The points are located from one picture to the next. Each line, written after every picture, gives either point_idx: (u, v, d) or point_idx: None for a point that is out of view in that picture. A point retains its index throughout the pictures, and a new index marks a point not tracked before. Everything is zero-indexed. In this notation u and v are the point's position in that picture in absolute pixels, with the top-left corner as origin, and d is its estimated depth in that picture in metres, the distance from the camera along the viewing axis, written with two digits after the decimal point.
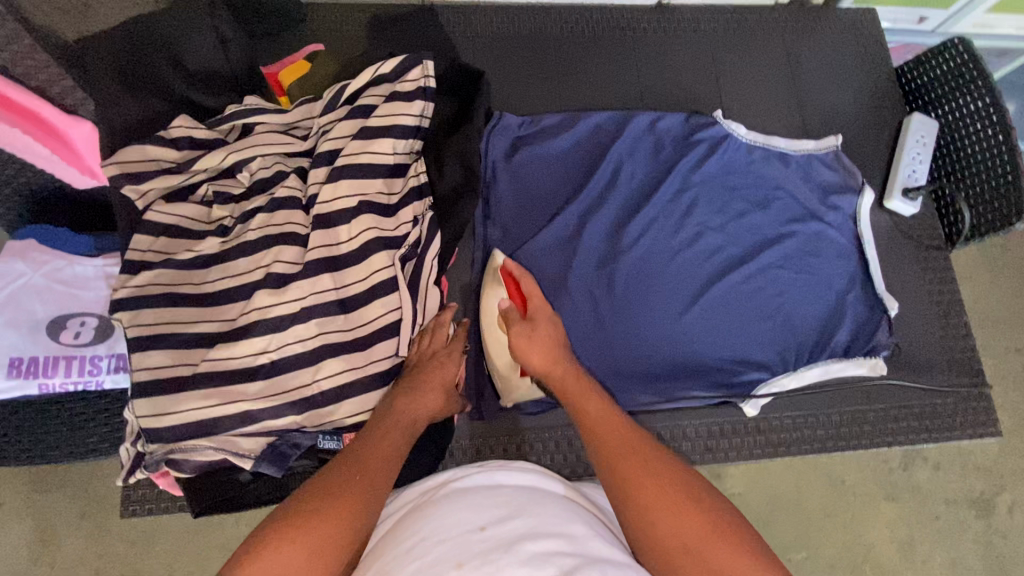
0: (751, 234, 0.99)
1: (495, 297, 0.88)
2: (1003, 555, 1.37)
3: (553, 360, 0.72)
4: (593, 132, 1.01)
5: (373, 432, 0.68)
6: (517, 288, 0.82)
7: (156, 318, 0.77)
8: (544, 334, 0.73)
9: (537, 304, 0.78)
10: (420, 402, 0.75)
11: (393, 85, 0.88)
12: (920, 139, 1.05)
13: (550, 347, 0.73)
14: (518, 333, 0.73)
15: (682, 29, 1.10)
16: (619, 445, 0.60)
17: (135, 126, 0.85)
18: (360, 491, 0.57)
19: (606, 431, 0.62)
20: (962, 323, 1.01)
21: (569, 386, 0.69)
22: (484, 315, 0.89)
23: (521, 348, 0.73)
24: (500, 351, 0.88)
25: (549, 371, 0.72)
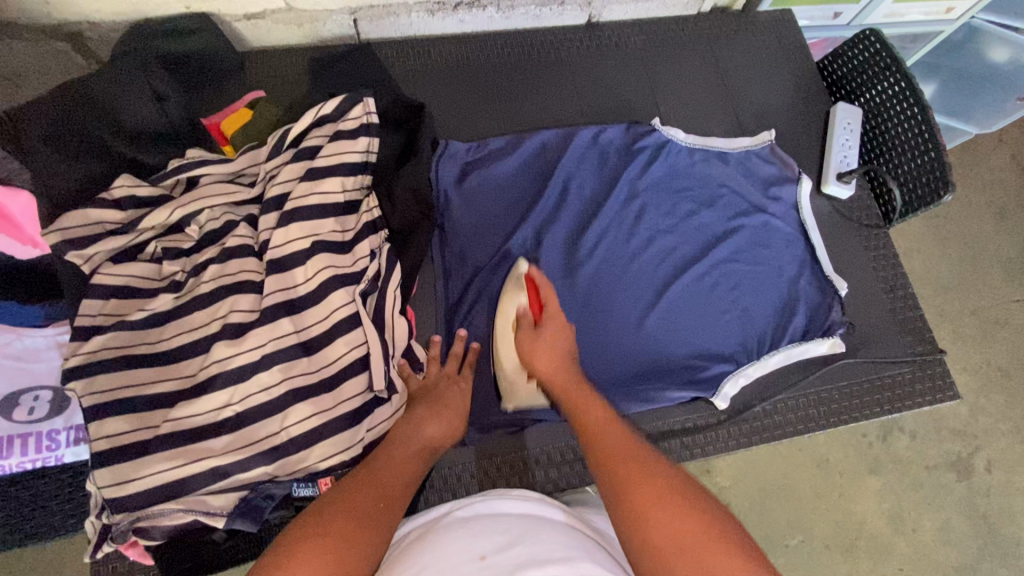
0: (701, 232, 1.03)
1: (513, 302, 0.88)
2: (989, 513, 1.41)
3: (558, 366, 0.77)
4: (539, 150, 1.04)
5: (396, 455, 0.72)
6: (534, 291, 0.86)
7: (111, 383, 0.75)
8: (551, 338, 0.79)
9: (552, 309, 0.83)
10: (436, 428, 0.78)
11: (336, 124, 0.89)
12: (846, 126, 1.11)
13: (556, 361, 0.77)
14: (525, 337, 0.81)
15: (613, 44, 1.15)
16: (611, 444, 0.63)
17: (73, 190, 0.83)
18: (379, 518, 0.58)
19: (603, 435, 0.64)
20: (911, 294, 1.05)
21: (571, 391, 0.73)
22: (501, 316, 0.89)
23: (530, 351, 0.79)
24: (507, 350, 0.87)
25: (552, 375, 0.76)
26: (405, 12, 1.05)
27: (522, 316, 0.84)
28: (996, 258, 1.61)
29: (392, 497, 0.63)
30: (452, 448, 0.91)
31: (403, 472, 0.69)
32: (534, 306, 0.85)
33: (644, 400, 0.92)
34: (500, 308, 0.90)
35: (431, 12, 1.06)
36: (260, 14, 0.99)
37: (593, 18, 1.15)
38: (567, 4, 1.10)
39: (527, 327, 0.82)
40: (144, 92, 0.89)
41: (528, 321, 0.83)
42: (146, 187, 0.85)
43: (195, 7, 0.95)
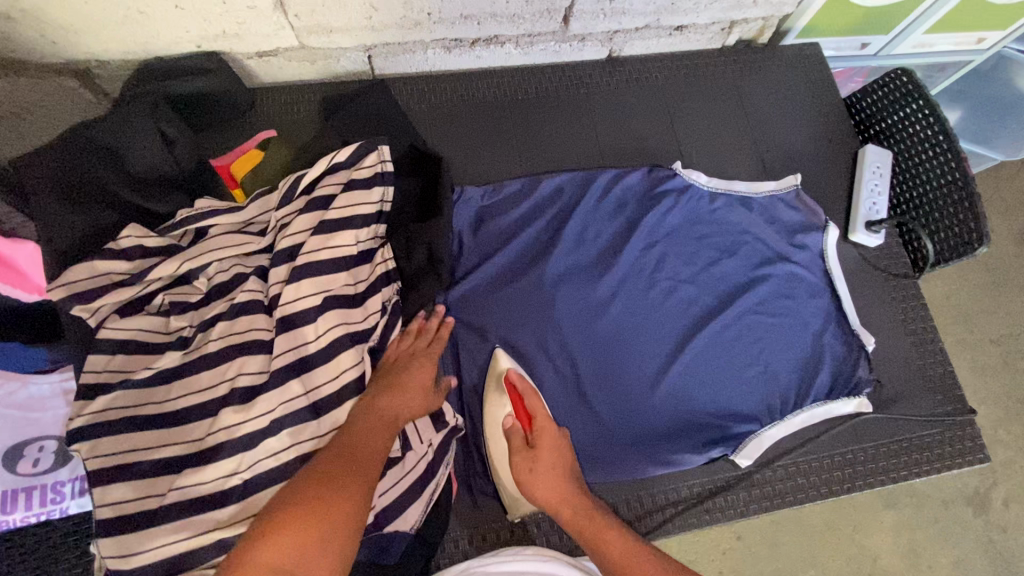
0: (722, 282, 0.99)
1: (500, 411, 0.86)
2: (1006, 551, 1.37)
3: (562, 497, 0.75)
4: (556, 193, 1.01)
5: (357, 429, 0.70)
6: (522, 403, 0.83)
7: (116, 446, 0.73)
8: (546, 462, 0.77)
9: (543, 424, 0.80)
10: (404, 401, 0.76)
11: (349, 172, 0.87)
12: (876, 170, 1.06)
13: (558, 486, 0.75)
14: (521, 463, 0.77)
15: (633, 80, 1.11)
16: (629, 570, 0.67)
17: (79, 242, 0.80)
18: (348, 505, 0.59)
19: (631, 569, 0.67)
20: (939, 348, 1.01)
21: (583, 528, 0.73)
22: (489, 426, 0.86)
23: (529, 483, 0.76)
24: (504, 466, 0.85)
25: (556, 506, 0.75)
26: (421, 48, 1.01)
27: (511, 434, 0.80)
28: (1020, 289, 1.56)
29: (360, 474, 0.64)
30: (463, 506, 0.88)
31: (363, 445, 0.68)
32: (522, 418, 0.82)
33: (663, 460, 0.90)
34: (486, 417, 0.87)
35: (448, 49, 1.02)
36: (272, 52, 0.96)
37: (614, 52, 1.11)
38: (588, 40, 1.06)
39: (518, 446, 0.78)
40: (153, 136, 0.86)
41: (519, 439, 0.79)
42: (154, 238, 0.82)
43: (206, 46, 0.92)
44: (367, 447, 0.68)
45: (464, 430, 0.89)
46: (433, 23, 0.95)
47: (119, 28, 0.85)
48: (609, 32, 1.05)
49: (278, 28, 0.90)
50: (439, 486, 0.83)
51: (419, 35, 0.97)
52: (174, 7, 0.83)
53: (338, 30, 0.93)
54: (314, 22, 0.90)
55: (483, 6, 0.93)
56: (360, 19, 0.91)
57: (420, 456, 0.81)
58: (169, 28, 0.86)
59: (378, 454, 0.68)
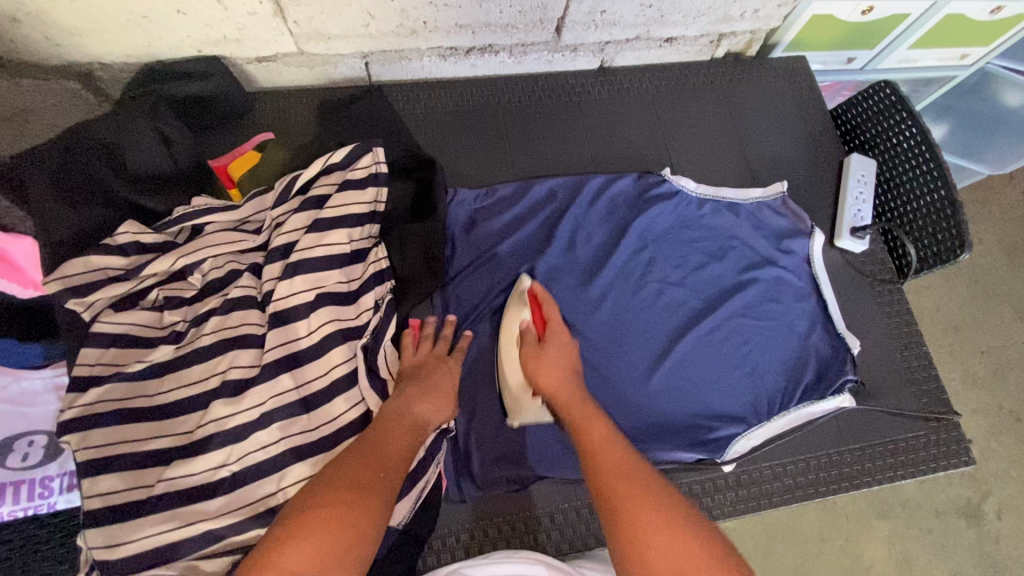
0: (709, 286, 1.01)
1: (517, 319, 0.88)
2: (999, 561, 1.37)
3: (562, 386, 0.77)
4: (547, 197, 1.04)
5: (386, 430, 0.71)
6: (539, 308, 0.87)
7: (106, 438, 0.73)
8: (554, 355, 0.80)
9: (555, 328, 0.84)
10: (432, 404, 0.77)
11: (344, 173, 0.89)
12: (861, 178, 1.09)
13: (560, 376, 0.78)
14: (529, 352, 0.81)
15: (624, 90, 1.14)
16: (617, 475, 0.65)
17: (75, 237, 0.81)
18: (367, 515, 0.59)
19: (605, 461, 0.67)
20: (924, 353, 1.03)
21: (573, 409, 0.74)
22: (504, 335, 0.88)
23: (537, 371, 0.79)
24: (513, 367, 0.86)
25: (556, 392, 0.77)
26: (417, 56, 1.03)
27: (527, 331, 0.84)
28: (1007, 298, 1.58)
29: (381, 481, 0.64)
30: (451, 504, 0.89)
31: (391, 447, 0.69)
32: (538, 322, 0.86)
33: (652, 458, 0.90)
34: (503, 328, 0.89)
35: (443, 57, 1.05)
36: (271, 57, 0.98)
37: (606, 63, 1.14)
38: (579, 51, 1.09)
39: (530, 341, 0.83)
40: (152, 136, 0.88)
41: (531, 337, 0.83)
42: (150, 234, 0.84)
43: (207, 51, 0.94)
44: (391, 447, 0.69)
45: (455, 429, 0.89)
46: (429, 31, 0.97)
47: (122, 32, 0.88)
48: (601, 43, 1.08)
49: (277, 34, 0.93)
50: (428, 484, 0.83)
51: (415, 43, 1.00)
52: (176, 12, 0.85)
53: (336, 37, 0.95)
54: (313, 29, 0.93)
55: (477, 16, 0.96)
56: (358, 26, 0.94)
57: None
58: (170, 32, 0.89)
59: (404, 457, 0.69)
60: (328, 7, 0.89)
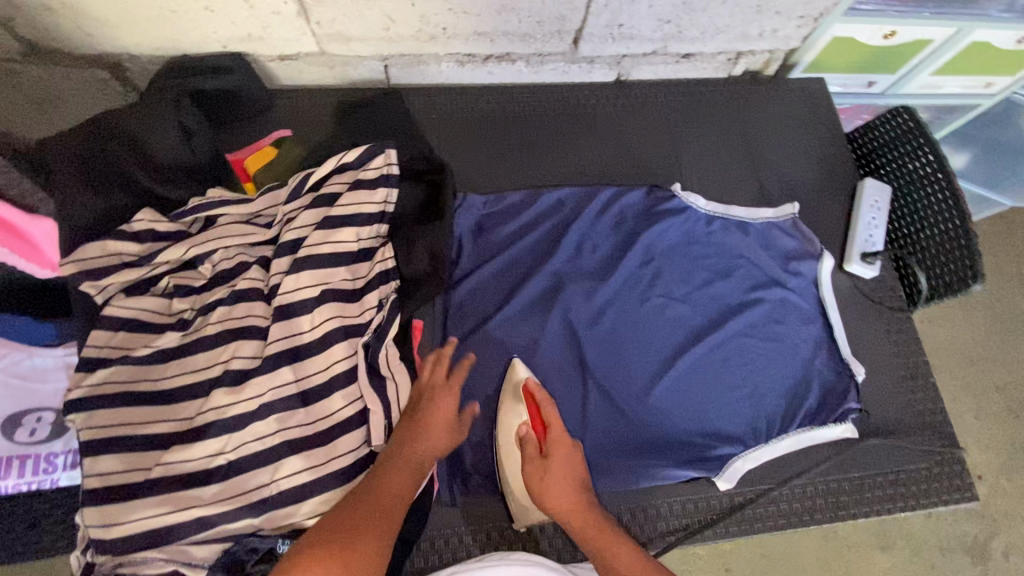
0: (714, 303, 1.00)
1: (514, 417, 0.87)
2: None
3: (574, 506, 0.78)
4: (556, 206, 1.04)
5: (386, 471, 0.74)
6: (535, 411, 0.86)
7: (110, 419, 0.75)
8: (560, 470, 0.80)
9: (556, 434, 0.83)
10: (429, 440, 0.78)
11: (357, 173, 0.90)
12: (874, 204, 1.08)
13: (570, 494, 0.79)
14: (532, 472, 0.80)
15: (640, 104, 1.14)
16: None
17: (94, 223, 0.84)
18: (367, 557, 0.63)
19: None
20: (931, 385, 1.01)
21: (591, 537, 0.77)
22: (501, 429, 0.87)
23: (540, 491, 0.79)
24: (514, 474, 0.86)
25: (565, 509, 0.78)
26: (435, 62, 1.05)
27: (526, 439, 0.83)
28: None
29: (385, 526, 0.68)
30: (442, 506, 0.89)
31: (390, 490, 0.71)
32: (537, 425, 0.85)
33: (646, 473, 0.90)
34: (500, 422, 0.88)
35: (461, 64, 1.06)
36: (293, 56, 1.00)
37: (622, 76, 1.14)
38: (596, 63, 1.10)
39: (532, 455, 0.81)
40: (174, 128, 0.91)
41: (532, 447, 0.81)
42: (165, 223, 0.86)
43: (232, 47, 0.97)
44: (389, 494, 0.71)
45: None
46: (448, 38, 0.99)
47: (151, 26, 0.91)
48: (617, 56, 1.09)
49: (300, 34, 0.95)
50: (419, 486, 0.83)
51: (434, 48, 1.01)
52: (204, 8, 0.88)
53: (357, 39, 0.97)
54: (334, 30, 0.95)
55: (496, 24, 0.97)
56: (379, 30, 0.95)
57: None
58: (198, 28, 0.92)
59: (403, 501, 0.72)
60: (350, 9, 0.91)
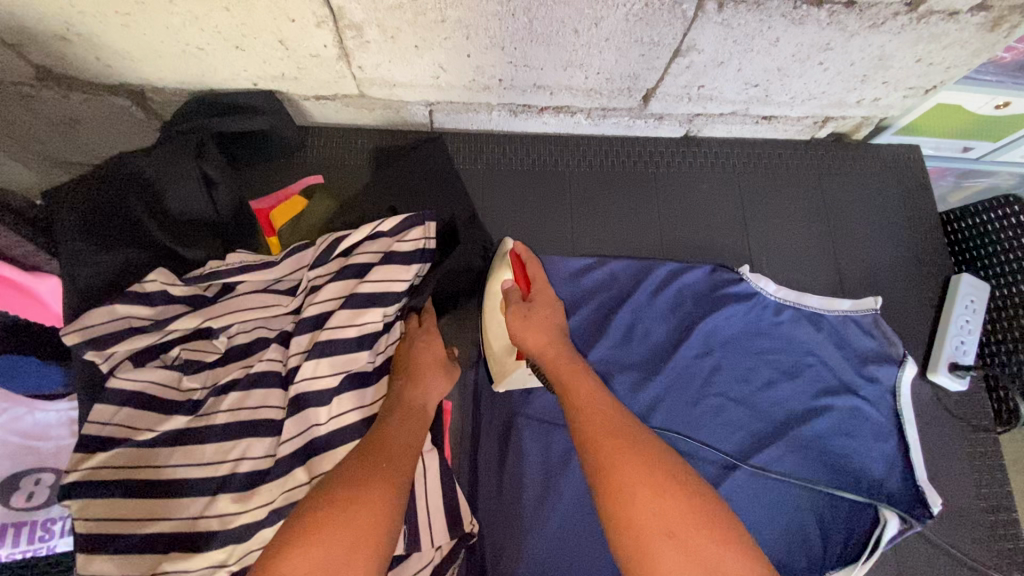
0: (778, 408, 0.90)
1: (499, 280, 0.86)
2: None
3: (548, 342, 0.74)
4: (607, 282, 0.94)
5: (387, 422, 0.70)
6: (523, 270, 0.85)
7: (106, 512, 0.68)
8: (541, 314, 0.77)
9: (540, 288, 0.82)
10: (421, 384, 0.75)
11: (391, 242, 0.80)
12: (969, 305, 0.95)
13: (546, 333, 0.75)
14: (514, 312, 0.78)
15: (708, 166, 1.02)
16: (606, 429, 0.61)
17: (103, 285, 0.76)
18: (372, 506, 0.57)
19: (591, 411, 0.64)
20: (1014, 521, 0.90)
21: (560, 369, 0.71)
22: (489, 297, 0.87)
23: (520, 331, 0.76)
24: (497, 332, 0.87)
25: (542, 348, 0.74)
26: (485, 110, 0.94)
27: (510, 292, 0.83)
28: None
29: (388, 474, 0.62)
30: None
31: (393, 438, 0.67)
32: (521, 282, 0.84)
33: None
34: (486, 289, 0.88)
35: (514, 113, 0.95)
36: (330, 97, 0.90)
37: (692, 132, 1.02)
38: (665, 120, 0.97)
39: (515, 300, 0.80)
40: (192, 176, 0.81)
41: (516, 296, 0.81)
42: (179, 286, 0.78)
43: (262, 84, 0.87)
44: (392, 444, 0.66)
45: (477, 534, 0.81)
46: (504, 88, 0.88)
47: (176, 60, 0.81)
48: (690, 115, 0.96)
49: (339, 77, 0.85)
50: None
51: (486, 98, 0.90)
52: (235, 47, 0.78)
53: (403, 85, 0.87)
54: (378, 75, 0.84)
55: (559, 79, 0.85)
56: (427, 77, 0.85)
57: (424, 564, 0.75)
58: (226, 64, 0.82)
59: (411, 446, 0.67)
60: (397, 56, 0.80)
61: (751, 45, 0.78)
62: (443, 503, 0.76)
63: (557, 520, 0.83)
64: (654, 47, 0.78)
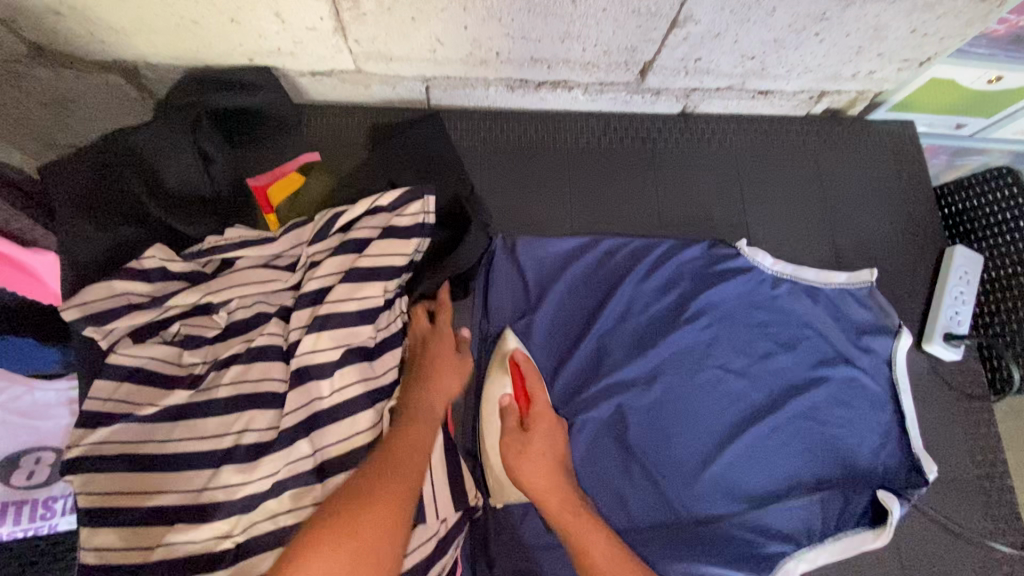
0: (776, 379, 0.91)
1: (499, 390, 0.83)
2: None
3: (549, 480, 0.74)
4: (606, 257, 0.94)
5: (398, 433, 0.68)
6: (522, 382, 0.82)
7: (109, 486, 0.68)
8: (540, 451, 0.76)
9: (540, 408, 0.79)
10: (435, 394, 0.75)
11: (390, 217, 0.80)
12: (963, 276, 0.96)
13: (549, 477, 0.74)
14: (511, 445, 0.76)
15: (705, 142, 1.02)
16: (613, 573, 0.68)
17: (101, 260, 0.76)
18: (373, 531, 0.56)
19: (599, 563, 0.68)
20: (1007, 486, 0.91)
21: (560, 512, 0.72)
22: (486, 404, 0.84)
23: (517, 468, 0.74)
24: (494, 452, 0.83)
25: (545, 496, 0.73)
26: (482, 85, 0.94)
27: (506, 410, 0.80)
28: None
29: (393, 493, 0.60)
30: None
31: (404, 451, 0.65)
32: (521, 398, 0.81)
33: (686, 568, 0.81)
34: (483, 403, 0.84)
35: (511, 89, 0.95)
36: (326, 72, 0.90)
37: (688, 108, 1.02)
38: (662, 95, 0.97)
39: (513, 427, 0.78)
40: (189, 152, 0.81)
41: (513, 418, 0.78)
42: (178, 262, 0.78)
43: (258, 60, 0.87)
44: (405, 456, 0.65)
45: (480, 508, 0.82)
46: (501, 62, 0.87)
47: (170, 35, 0.81)
48: (687, 89, 0.96)
49: (336, 51, 0.85)
50: (440, 570, 0.75)
51: (483, 72, 0.90)
52: (230, 20, 0.77)
53: (399, 60, 0.86)
54: (374, 49, 0.84)
55: (556, 52, 0.85)
56: (424, 51, 0.84)
57: (430, 535, 0.73)
58: (222, 39, 0.81)
59: (419, 463, 0.65)
60: (394, 29, 0.80)
61: (748, 15, 0.79)
62: (447, 475, 0.76)
63: None
64: (651, 18, 0.78)
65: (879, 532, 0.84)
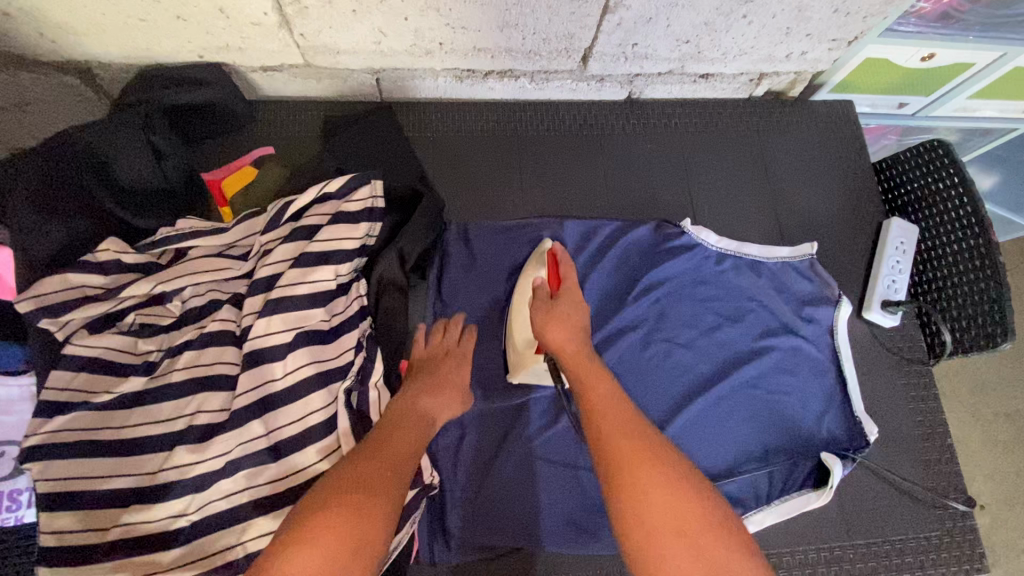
0: (722, 350, 0.94)
1: (534, 276, 0.86)
2: None
3: (570, 339, 0.73)
4: (557, 239, 0.97)
5: (390, 427, 0.68)
6: (556, 268, 0.84)
7: (65, 472, 0.70)
8: (563, 313, 0.76)
9: (569, 287, 0.80)
10: (436, 400, 0.75)
11: (340, 204, 0.83)
12: (899, 246, 1.00)
13: (569, 335, 0.73)
14: (539, 308, 0.78)
15: (652, 126, 1.06)
16: (622, 439, 0.60)
17: (54, 256, 0.76)
18: (377, 515, 0.56)
19: (612, 427, 0.61)
20: (948, 446, 0.95)
21: (579, 367, 0.70)
22: (520, 293, 0.87)
23: (545, 322, 0.75)
24: (522, 324, 0.85)
25: (562, 345, 0.72)
26: (431, 76, 0.97)
27: (539, 287, 0.82)
28: None
29: (390, 481, 0.60)
30: (421, 564, 0.83)
31: (399, 444, 0.66)
32: (552, 280, 0.83)
33: None
34: (518, 288, 0.88)
35: (459, 79, 0.98)
36: (277, 67, 0.92)
37: (634, 95, 1.06)
38: (606, 81, 1.01)
39: (541, 297, 0.79)
40: (142, 150, 0.84)
41: (543, 293, 0.80)
42: (132, 253, 0.80)
43: (208, 57, 0.89)
44: (395, 447, 0.65)
45: (437, 485, 0.83)
46: (445, 53, 0.90)
47: (119, 34, 0.83)
48: (630, 75, 1.00)
49: (283, 46, 0.87)
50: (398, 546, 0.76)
51: (430, 63, 0.93)
52: (175, 17, 0.80)
53: (346, 53, 0.89)
54: (321, 43, 0.86)
55: (498, 41, 0.88)
56: (368, 43, 0.87)
57: None
58: (170, 37, 0.84)
59: (410, 454, 0.66)
60: (337, 22, 0.82)
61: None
62: None
63: (515, 467, 0.86)
64: (583, 5, 0.82)
65: (820, 493, 0.86)
